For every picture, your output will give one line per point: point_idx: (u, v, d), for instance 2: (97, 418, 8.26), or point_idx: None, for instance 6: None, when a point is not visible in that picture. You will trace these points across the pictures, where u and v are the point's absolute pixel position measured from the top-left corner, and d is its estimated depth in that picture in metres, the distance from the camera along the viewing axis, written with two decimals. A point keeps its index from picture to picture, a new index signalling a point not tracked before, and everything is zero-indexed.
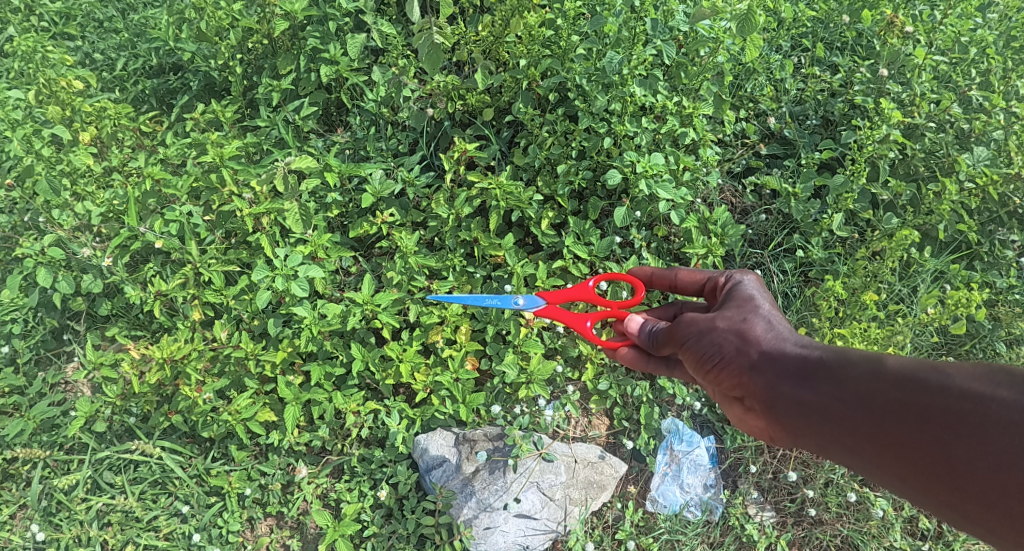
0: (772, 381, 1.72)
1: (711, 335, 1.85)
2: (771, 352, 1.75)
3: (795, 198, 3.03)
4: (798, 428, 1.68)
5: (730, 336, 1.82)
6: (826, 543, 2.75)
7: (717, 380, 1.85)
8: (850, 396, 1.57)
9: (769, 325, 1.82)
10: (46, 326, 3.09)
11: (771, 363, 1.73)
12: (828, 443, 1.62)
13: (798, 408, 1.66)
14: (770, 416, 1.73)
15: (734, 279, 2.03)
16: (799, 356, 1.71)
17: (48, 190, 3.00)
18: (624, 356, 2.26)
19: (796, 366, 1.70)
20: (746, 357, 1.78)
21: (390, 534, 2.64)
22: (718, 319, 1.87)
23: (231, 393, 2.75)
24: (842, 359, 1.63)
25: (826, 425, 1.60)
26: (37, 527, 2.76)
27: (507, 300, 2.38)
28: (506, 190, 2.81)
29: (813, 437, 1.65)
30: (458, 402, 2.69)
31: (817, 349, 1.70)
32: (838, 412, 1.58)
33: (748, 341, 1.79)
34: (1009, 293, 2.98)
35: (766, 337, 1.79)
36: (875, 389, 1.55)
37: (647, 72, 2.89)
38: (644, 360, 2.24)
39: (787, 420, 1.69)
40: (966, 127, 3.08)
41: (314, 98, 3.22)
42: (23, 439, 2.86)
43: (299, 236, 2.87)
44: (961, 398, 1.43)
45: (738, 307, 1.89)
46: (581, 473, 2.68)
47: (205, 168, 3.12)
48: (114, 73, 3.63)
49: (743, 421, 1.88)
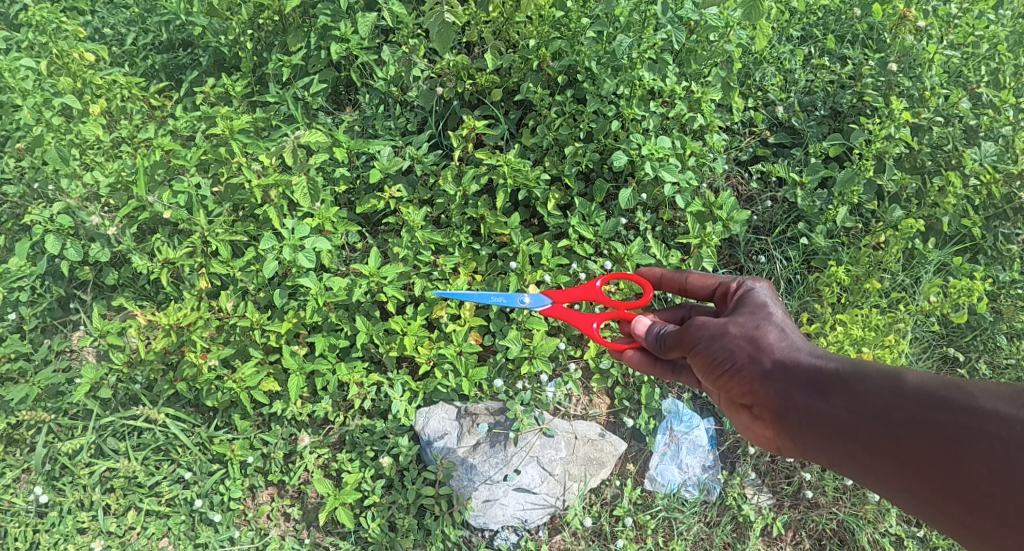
0: (785, 391, 1.72)
1: (722, 340, 1.84)
2: (786, 361, 1.75)
3: (801, 188, 3.07)
4: (809, 441, 1.69)
5: (743, 343, 1.82)
6: (821, 526, 2.77)
7: (726, 385, 1.86)
8: (865, 410, 1.59)
9: (783, 333, 1.81)
10: (52, 295, 3.11)
11: (785, 373, 1.74)
12: (839, 457, 1.63)
13: (811, 420, 1.67)
14: (780, 425, 1.75)
15: (746, 285, 2.02)
16: (814, 367, 1.71)
17: (57, 158, 3.06)
18: (630, 358, 2.27)
19: (810, 377, 1.70)
20: (758, 365, 1.78)
21: (390, 504, 2.66)
22: (731, 325, 1.86)
23: (236, 362, 2.78)
24: (860, 373, 1.64)
25: (840, 440, 1.62)
26: (41, 490, 2.82)
27: (514, 299, 2.40)
28: (514, 168, 2.83)
29: (822, 448, 1.67)
30: (461, 376, 2.73)
31: (832, 360, 1.71)
32: (853, 425, 1.60)
33: (761, 349, 1.79)
34: (1011, 287, 3.00)
35: (780, 345, 1.79)
36: (893, 405, 1.55)
37: (657, 55, 2.88)
38: (650, 363, 2.24)
39: (797, 431, 1.70)
40: (973, 122, 3.10)
41: (324, 76, 3.24)
42: (28, 404, 2.88)
43: (307, 210, 2.90)
44: (984, 418, 1.44)
45: (751, 313, 1.88)
46: (581, 450, 2.71)
47: (215, 141, 3.13)
48: (124, 48, 3.61)
49: (749, 430, 1.90)
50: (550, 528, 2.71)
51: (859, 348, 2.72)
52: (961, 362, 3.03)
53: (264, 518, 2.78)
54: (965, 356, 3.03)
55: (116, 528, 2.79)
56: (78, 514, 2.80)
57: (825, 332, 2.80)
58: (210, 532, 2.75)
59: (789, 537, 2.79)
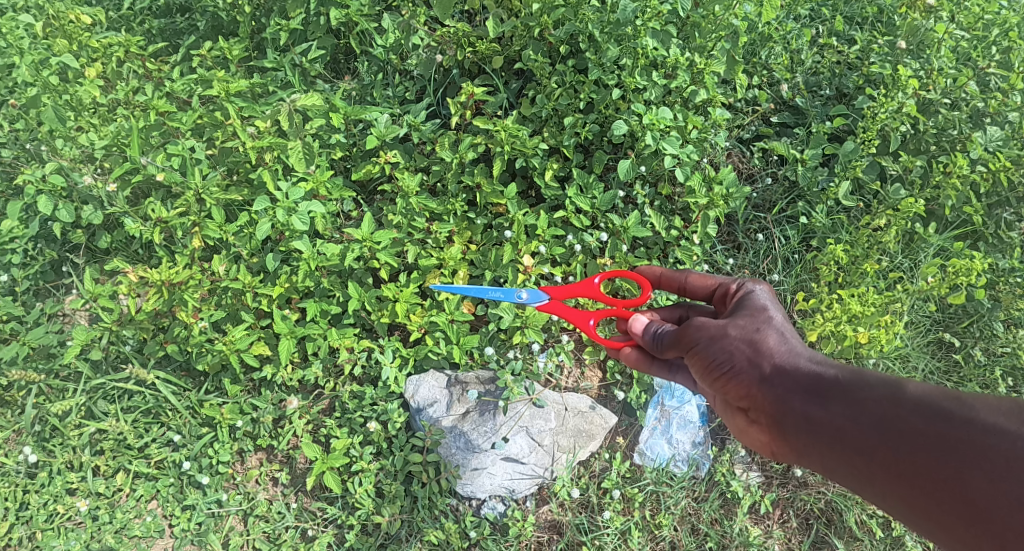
0: (783, 395, 1.68)
1: (721, 341, 1.81)
2: (785, 366, 1.72)
3: (803, 164, 3.04)
4: (805, 446, 1.64)
5: (742, 346, 1.78)
6: (809, 505, 2.78)
7: (724, 387, 1.82)
8: (864, 418, 1.54)
9: (783, 337, 1.78)
10: (46, 257, 3.08)
11: (783, 378, 1.70)
12: (835, 464, 1.59)
13: (808, 426, 1.63)
14: (776, 430, 1.71)
15: (745, 287, 1.98)
16: (813, 373, 1.67)
17: (53, 118, 2.99)
18: (628, 356, 2.22)
19: (809, 382, 1.66)
20: (757, 369, 1.75)
21: (378, 470, 2.67)
22: (730, 327, 1.82)
23: (227, 325, 2.77)
24: (860, 381, 1.60)
25: (836, 447, 1.57)
26: (29, 450, 2.81)
27: (512, 294, 2.36)
28: (512, 134, 2.80)
29: (817, 454, 1.62)
30: (452, 343, 2.72)
31: (832, 368, 1.67)
32: (851, 432, 1.55)
33: (760, 352, 1.76)
34: (1011, 275, 2.97)
35: (780, 350, 1.75)
36: (892, 415, 1.51)
37: (662, 25, 2.80)
38: (648, 362, 2.20)
39: (795, 436, 1.66)
40: (981, 106, 3.03)
41: (322, 43, 3.18)
42: (20, 365, 2.85)
43: (301, 174, 2.85)
44: (985, 432, 1.38)
45: (751, 316, 1.84)
46: (571, 421, 2.72)
47: (211, 105, 3.07)
48: (120, 13, 3.54)
49: (745, 434, 1.86)
50: (537, 499, 2.71)
51: (855, 326, 2.72)
52: (957, 348, 3.02)
53: (251, 483, 2.79)
54: (961, 342, 3.01)
55: (105, 490, 2.80)
56: (67, 475, 2.80)
57: (820, 310, 2.79)
58: (198, 494, 2.77)
59: (777, 515, 2.80)
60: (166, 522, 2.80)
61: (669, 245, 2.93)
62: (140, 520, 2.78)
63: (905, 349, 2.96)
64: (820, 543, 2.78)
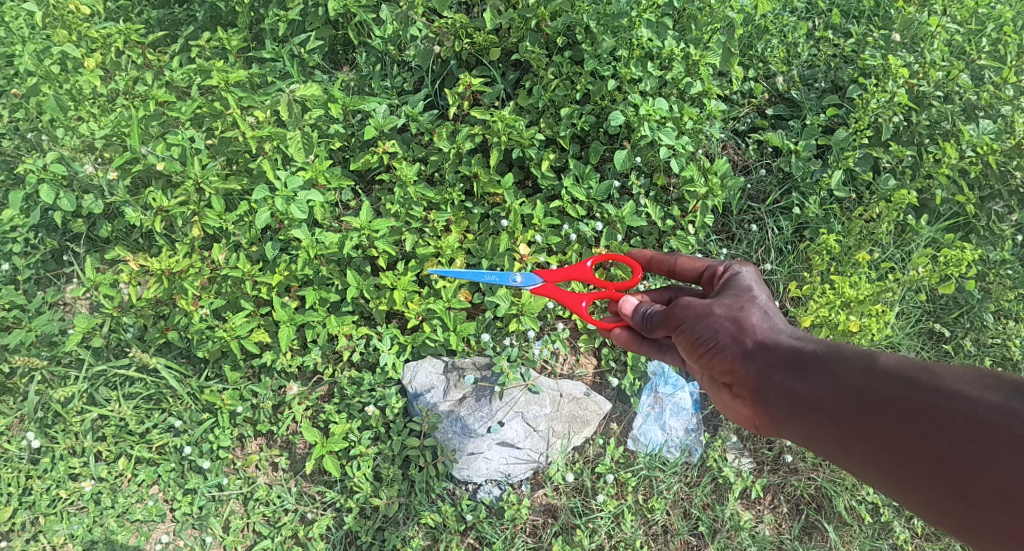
0: (764, 370, 1.72)
1: (707, 319, 1.85)
2: (766, 342, 1.75)
3: (796, 155, 3.08)
4: (785, 419, 1.68)
5: (726, 323, 1.82)
6: (799, 490, 2.84)
7: (709, 363, 1.85)
8: (840, 389, 1.58)
9: (765, 315, 1.82)
10: (46, 246, 3.11)
11: (765, 353, 1.74)
12: (814, 435, 1.62)
13: (788, 399, 1.67)
14: (759, 403, 1.75)
15: (732, 269, 2.02)
16: (793, 348, 1.71)
17: (55, 107, 3.00)
18: (618, 336, 2.26)
19: (789, 357, 1.70)
20: (741, 344, 1.78)
21: (376, 454, 2.72)
22: (715, 306, 1.86)
23: (227, 313, 2.81)
24: (836, 354, 1.63)
25: (813, 418, 1.61)
26: (33, 436, 2.85)
27: (506, 276, 2.38)
28: (508, 125, 2.82)
29: (798, 427, 1.66)
30: (449, 330, 2.76)
31: (812, 342, 1.71)
32: (827, 403, 1.58)
33: (744, 329, 1.80)
34: (1001, 267, 3.01)
35: (762, 327, 1.79)
36: (865, 385, 1.55)
37: (658, 17, 2.86)
38: (638, 341, 2.23)
39: (775, 409, 1.70)
40: (973, 99, 3.07)
41: (321, 34, 3.20)
42: (22, 351, 2.89)
43: (300, 164, 2.88)
44: (951, 398, 1.42)
45: (736, 295, 1.89)
46: (565, 407, 2.76)
47: (209, 95, 3.08)
48: (118, 3, 3.54)
49: (729, 409, 1.89)
50: (533, 483, 2.77)
51: (847, 314, 2.76)
52: (947, 338, 3.07)
53: (252, 467, 2.84)
54: (951, 332, 3.06)
55: (107, 474, 2.84)
56: (70, 460, 2.84)
57: (812, 299, 2.83)
58: (199, 479, 2.81)
59: (767, 501, 2.86)
60: (167, 506, 2.85)
61: (664, 234, 2.97)
62: (141, 504, 2.82)
63: (896, 338, 3.01)
64: (810, 528, 2.84)
